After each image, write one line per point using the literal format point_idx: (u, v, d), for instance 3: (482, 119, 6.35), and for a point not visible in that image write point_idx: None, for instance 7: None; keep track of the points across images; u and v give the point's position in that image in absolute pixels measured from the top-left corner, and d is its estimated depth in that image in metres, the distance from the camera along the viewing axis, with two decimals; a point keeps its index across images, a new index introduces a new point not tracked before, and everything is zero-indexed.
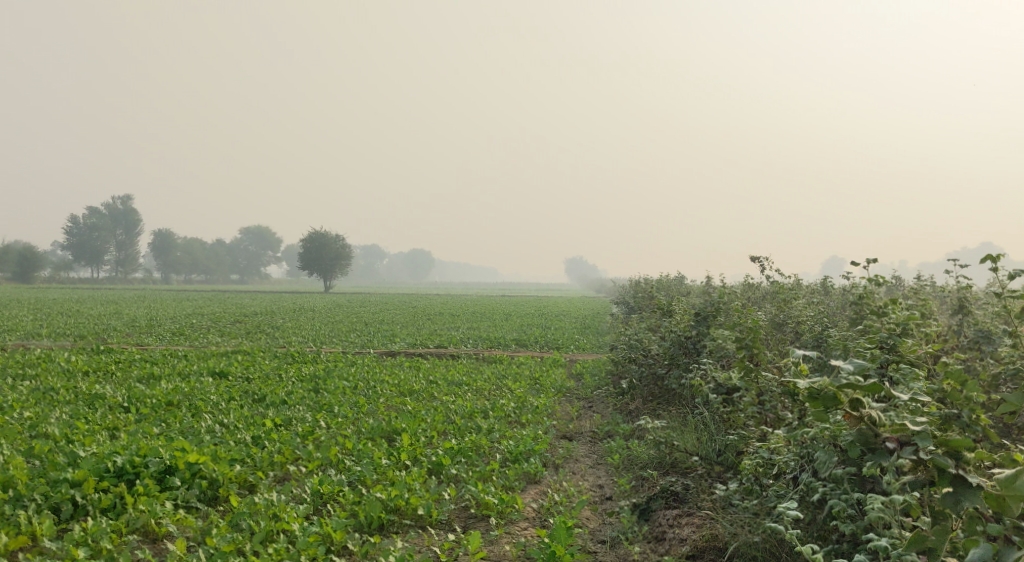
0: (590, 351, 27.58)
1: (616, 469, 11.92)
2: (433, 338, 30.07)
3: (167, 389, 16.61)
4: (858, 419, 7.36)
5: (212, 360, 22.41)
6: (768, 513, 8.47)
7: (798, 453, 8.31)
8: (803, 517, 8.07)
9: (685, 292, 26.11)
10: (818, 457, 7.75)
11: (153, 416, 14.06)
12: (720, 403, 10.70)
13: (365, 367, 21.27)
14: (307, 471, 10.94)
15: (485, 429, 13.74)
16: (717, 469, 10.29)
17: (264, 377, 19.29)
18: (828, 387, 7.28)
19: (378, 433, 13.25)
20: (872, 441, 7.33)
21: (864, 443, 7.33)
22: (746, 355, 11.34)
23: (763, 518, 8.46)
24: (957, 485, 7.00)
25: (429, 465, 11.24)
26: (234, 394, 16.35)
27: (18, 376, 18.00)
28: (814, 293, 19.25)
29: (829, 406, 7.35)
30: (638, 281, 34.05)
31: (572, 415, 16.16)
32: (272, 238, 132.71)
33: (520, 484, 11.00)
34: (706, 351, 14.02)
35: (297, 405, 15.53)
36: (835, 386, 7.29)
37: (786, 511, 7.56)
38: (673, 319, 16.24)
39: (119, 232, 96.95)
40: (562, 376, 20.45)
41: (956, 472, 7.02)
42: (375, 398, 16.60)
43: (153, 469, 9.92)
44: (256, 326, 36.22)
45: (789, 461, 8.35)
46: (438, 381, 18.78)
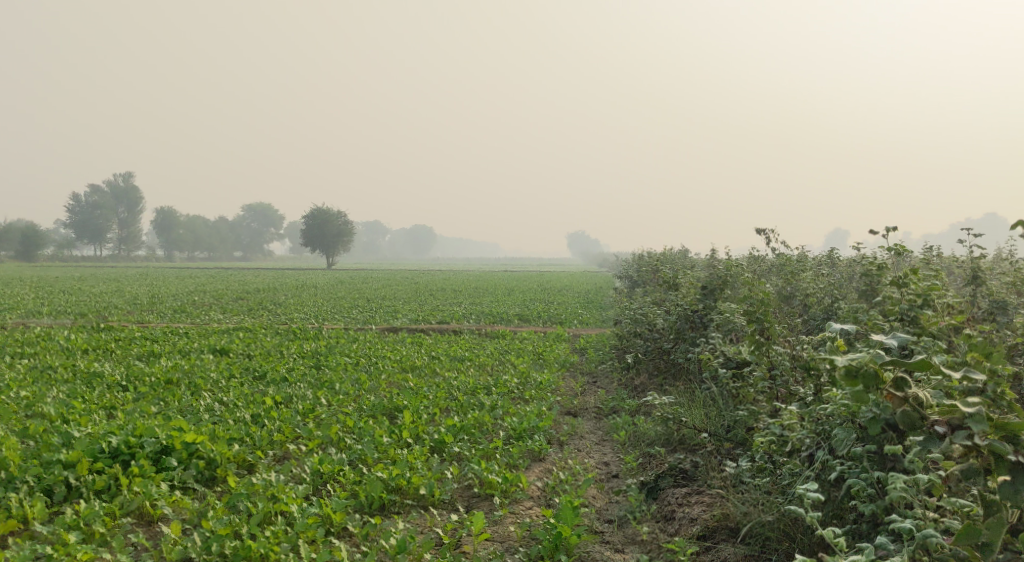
0: (594, 325, 27.37)
1: (623, 446, 11.68)
2: (435, 314, 29.87)
3: (167, 367, 16.38)
4: (903, 400, 7.09)
5: (213, 338, 22.20)
6: (781, 492, 8.27)
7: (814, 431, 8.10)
8: (819, 497, 7.85)
9: (689, 266, 25.83)
10: (836, 434, 7.58)
11: (151, 395, 13.81)
12: (729, 378, 10.45)
13: (366, 343, 21.05)
14: (307, 450, 10.69)
15: (488, 406, 13.49)
16: (727, 447, 10.01)
17: (265, 353, 19.07)
18: (870, 364, 7.00)
19: (380, 411, 13.03)
20: (919, 422, 7.04)
21: (910, 424, 7.03)
22: (757, 329, 11.01)
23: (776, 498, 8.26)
24: (1016, 474, 6.68)
25: (431, 443, 11.00)
26: (235, 372, 16.13)
27: (16, 354, 17.78)
28: (822, 264, 18.98)
29: (870, 385, 7.05)
30: (642, 255, 33.75)
31: (577, 390, 15.93)
32: (274, 214, 132.36)
33: (525, 462, 10.76)
34: (714, 325, 13.77)
35: (298, 382, 15.30)
36: (877, 363, 7.03)
37: (805, 494, 7.28)
38: (679, 293, 15.99)
39: (122, 210, 96.58)
40: (566, 350, 20.23)
41: (1016, 460, 6.69)
42: (376, 375, 16.37)
43: (149, 450, 9.67)
44: (257, 302, 36.03)
45: (804, 438, 8.07)
46: (441, 357, 18.57)
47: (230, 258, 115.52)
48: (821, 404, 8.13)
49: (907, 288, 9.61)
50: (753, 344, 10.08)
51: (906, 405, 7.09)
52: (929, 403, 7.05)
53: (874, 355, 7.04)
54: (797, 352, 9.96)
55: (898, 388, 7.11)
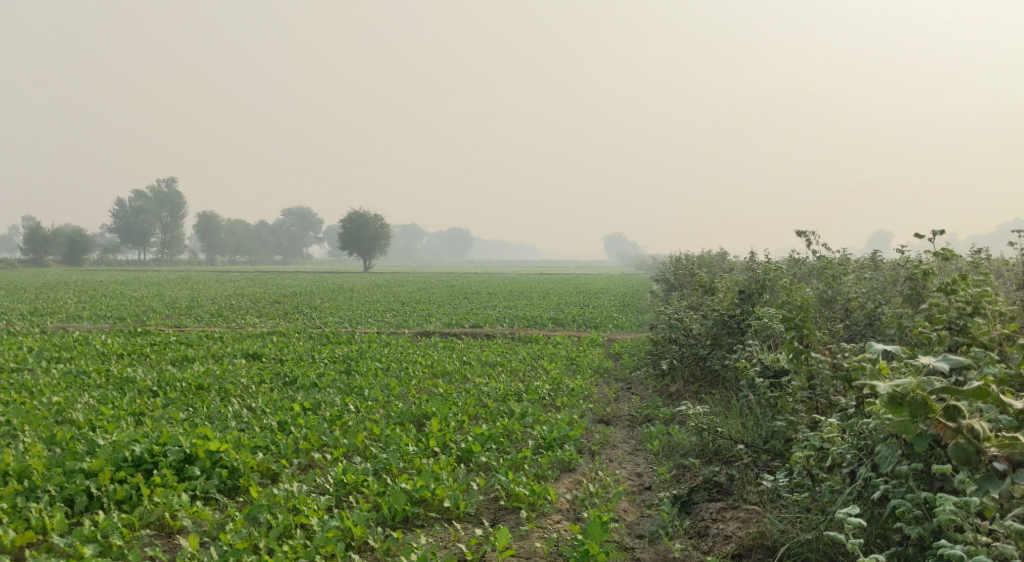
0: (629, 329, 27.02)
1: (656, 456, 11.35)
2: (469, 318, 29.67)
3: (198, 372, 16.30)
4: (955, 431, 6.87)
5: (247, 342, 22.15)
6: (822, 510, 7.90)
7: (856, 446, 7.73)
8: (863, 516, 7.49)
9: (726, 269, 25.34)
10: (879, 452, 7.16)
11: (182, 401, 13.56)
12: (766, 387, 10.08)
13: (399, 348, 20.91)
14: (333, 459, 10.48)
15: (518, 413, 13.22)
16: (764, 459, 9.69)
17: (297, 358, 18.96)
18: (918, 394, 6.87)
19: (408, 418, 12.81)
20: (974, 457, 6.82)
21: (965, 458, 6.83)
22: (795, 336, 10.59)
23: (817, 516, 7.89)
24: None
25: (458, 452, 10.76)
26: (266, 377, 16.03)
27: (52, 358, 17.85)
28: (863, 267, 18.48)
29: (918, 413, 6.91)
30: (679, 257, 33.32)
31: (610, 397, 15.63)
32: (313, 217, 133.28)
33: (554, 473, 10.49)
34: (751, 331, 13.39)
35: (327, 388, 15.14)
36: (925, 392, 6.88)
37: (847, 518, 6.89)
38: (716, 297, 15.60)
39: (166, 215, 97.79)
40: (599, 356, 19.89)
41: None
42: (407, 380, 16.19)
43: (172, 459, 9.52)
44: (293, 306, 36.15)
45: (845, 453, 7.69)
46: (473, 363, 18.33)
47: (269, 261, 116.48)
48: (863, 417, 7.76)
49: (955, 295, 9.21)
50: (790, 352, 9.71)
51: (960, 437, 6.86)
52: (984, 436, 6.81)
53: (920, 383, 6.91)
54: (837, 361, 9.59)
55: (950, 418, 6.90)
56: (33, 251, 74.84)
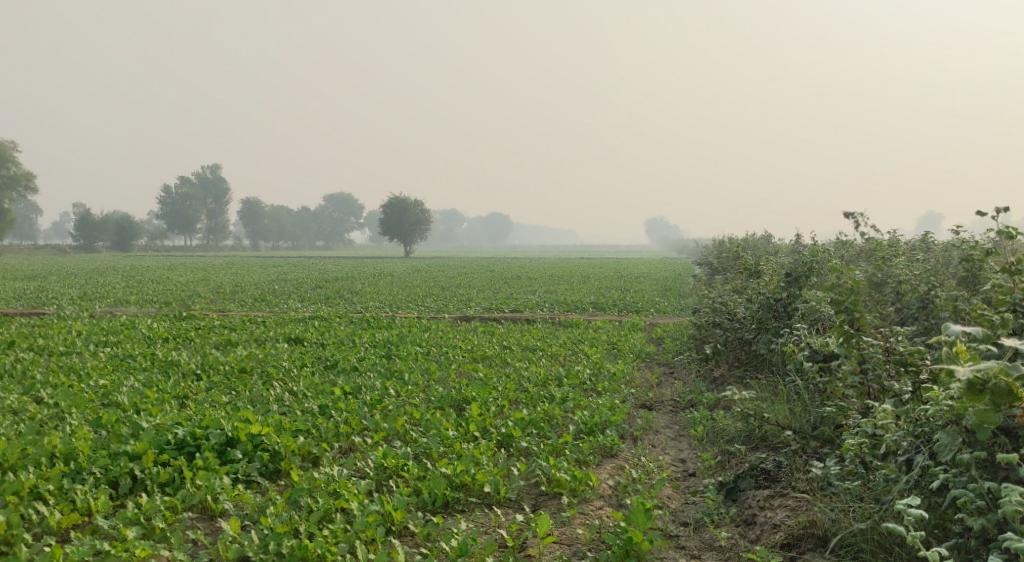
0: (671, 314, 26.69)
1: (700, 442, 11.12)
2: (510, 302, 29.54)
3: (241, 356, 16.35)
4: None
5: (289, 326, 22.23)
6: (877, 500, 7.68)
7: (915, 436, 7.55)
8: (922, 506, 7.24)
9: (770, 252, 24.88)
10: (939, 440, 7.03)
11: (224, 385, 13.34)
12: (816, 372, 9.83)
13: (439, 332, 20.84)
14: (373, 443, 10.38)
15: (559, 398, 13.06)
16: (813, 445, 9.44)
17: (339, 343, 18.97)
18: (1004, 380, 6.55)
19: (448, 403, 12.72)
20: None
21: None
22: (846, 319, 10.31)
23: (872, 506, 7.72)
24: None
25: (498, 437, 10.64)
26: (307, 361, 16.04)
27: (99, 342, 18.03)
28: (914, 249, 18.01)
29: (1000, 400, 6.62)
30: (722, 241, 32.85)
31: (652, 382, 15.41)
32: (354, 203, 134.00)
33: (596, 459, 10.31)
34: (797, 314, 13.11)
35: (368, 372, 15.10)
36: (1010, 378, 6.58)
37: (908, 510, 6.66)
38: (761, 280, 15.28)
39: (210, 201, 98.89)
40: (641, 340, 19.65)
41: None
42: (447, 365, 16.10)
43: (214, 441, 9.46)
44: (335, 291, 36.31)
45: (900, 440, 7.54)
46: (513, 347, 18.20)
47: (311, 247, 117.41)
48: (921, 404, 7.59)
49: (1017, 277, 8.89)
50: (841, 336, 9.45)
51: None
52: None
53: (1004, 369, 6.58)
54: (890, 345, 9.34)
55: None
56: (83, 237, 76.12)
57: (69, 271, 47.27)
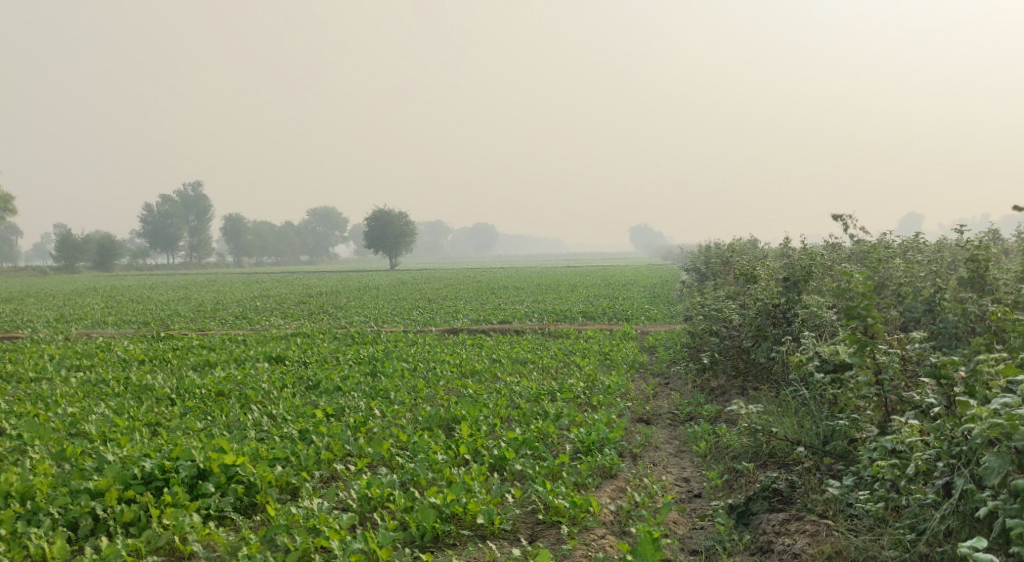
0: (661, 321, 26.13)
1: (704, 459, 10.54)
2: (498, 313, 28.85)
3: (219, 378, 15.58)
4: None
5: (270, 345, 21.45)
6: (914, 527, 7.38)
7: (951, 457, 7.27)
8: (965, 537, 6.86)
9: (761, 256, 24.36)
10: (987, 464, 6.72)
11: (199, 409, 12.64)
12: (827, 382, 9.33)
13: (426, 347, 20.16)
14: (356, 471, 9.72)
15: (553, 415, 12.43)
16: (827, 462, 8.95)
17: (322, 361, 18.24)
18: None
19: (436, 423, 12.08)
20: None
21: None
22: (859, 326, 9.75)
23: (907, 534, 7.39)
24: None
25: (491, 460, 10.01)
26: (288, 382, 15.29)
27: (71, 367, 17.18)
28: (909, 249, 17.57)
29: None
30: (710, 245, 32.35)
31: (648, 394, 14.81)
32: (338, 216, 133.03)
33: (595, 481, 9.72)
34: (799, 320, 12.63)
35: (352, 392, 14.41)
36: None
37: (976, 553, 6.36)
38: (757, 285, 14.74)
39: (192, 217, 97.59)
40: (634, 350, 19.05)
41: None
42: (434, 381, 15.43)
43: (184, 474, 8.72)
44: (319, 306, 35.48)
45: (934, 464, 7.28)
46: (503, 361, 17.55)
47: (295, 261, 116.39)
48: (953, 422, 7.32)
49: None
50: (854, 345, 9.06)
51: None
52: None
53: None
54: (906, 354, 8.96)
55: None
56: (66, 257, 74.86)
57: (47, 292, 46.26)
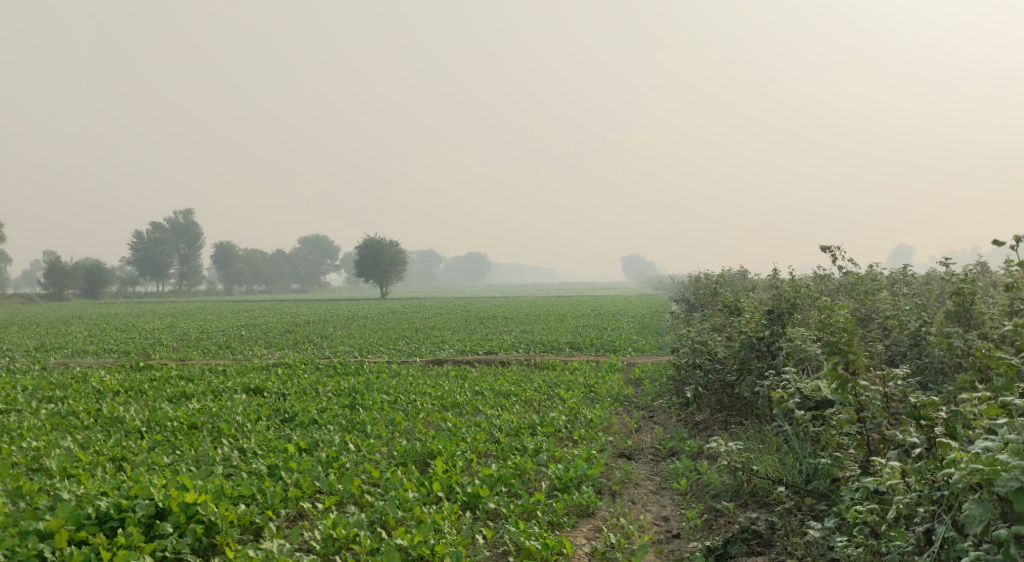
0: (649, 353, 25.88)
1: (684, 497, 10.25)
2: (484, 344, 28.55)
3: (192, 411, 15.20)
4: None
5: (250, 376, 21.06)
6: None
7: (932, 502, 7.11)
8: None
9: (749, 287, 24.18)
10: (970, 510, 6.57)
11: (169, 443, 12.32)
12: (808, 419, 9.08)
13: (408, 378, 19.83)
14: (324, 509, 9.42)
15: (532, 450, 12.12)
16: (808, 503, 8.70)
17: (301, 392, 17.88)
18: None
19: (411, 458, 11.76)
20: None
21: None
22: (840, 361, 9.45)
23: None
24: None
25: (464, 498, 9.71)
26: (263, 414, 14.94)
27: (43, 398, 16.77)
28: (895, 281, 17.44)
29: None
30: (698, 276, 32.18)
31: (631, 428, 14.51)
32: (329, 244, 132.72)
33: (570, 520, 9.45)
34: (783, 354, 12.50)
35: (328, 425, 14.06)
36: None
37: None
38: (742, 317, 14.50)
39: (182, 245, 97.22)
40: (619, 382, 18.74)
41: None
42: (413, 414, 15.11)
43: (141, 514, 8.42)
44: (305, 336, 35.11)
45: (915, 508, 7.14)
46: (485, 393, 17.22)
47: (285, 290, 115.87)
48: (935, 465, 7.19)
49: None
50: (836, 381, 8.76)
51: None
52: None
53: None
54: (888, 391, 8.76)
55: None
56: (54, 285, 74.33)
57: (30, 319, 45.74)
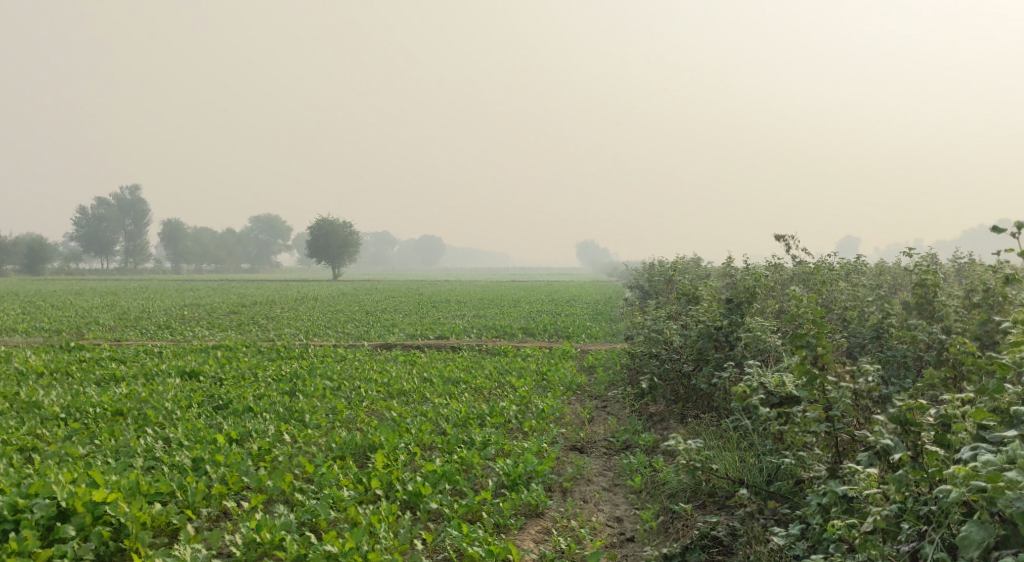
0: (603, 340, 25.36)
1: (639, 496, 9.68)
2: (435, 328, 27.79)
3: (119, 395, 14.25)
4: None
5: (187, 358, 20.06)
6: None
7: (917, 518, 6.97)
8: None
9: (704, 275, 23.73)
10: (971, 534, 6.37)
11: (88, 432, 11.43)
12: (773, 416, 8.56)
13: (353, 363, 19.01)
14: (250, 508, 8.69)
15: (479, 443, 11.43)
16: (771, 507, 8.23)
17: (239, 377, 16.98)
18: None
19: (350, 451, 11.02)
20: None
21: None
22: (808, 356, 8.90)
23: None
24: None
25: (404, 496, 9.04)
26: (195, 401, 14.03)
27: None
28: (851, 271, 17.13)
29: None
30: (653, 263, 31.70)
31: (584, 419, 13.91)
32: (280, 223, 130.43)
33: (518, 522, 8.84)
34: (741, 345, 12.04)
35: (264, 414, 13.23)
36: None
37: None
38: (699, 306, 13.98)
39: (128, 222, 94.62)
40: (572, 370, 18.11)
41: None
42: (356, 403, 14.35)
43: (39, 515, 7.69)
44: (249, 317, 33.94)
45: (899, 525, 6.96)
46: (433, 380, 16.50)
47: (235, 269, 113.56)
48: (917, 474, 7.00)
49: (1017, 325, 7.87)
50: (804, 377, 8.36)
51: None
52: None
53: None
54: (858, 388, 8.27)
55: None
56: None
57: None
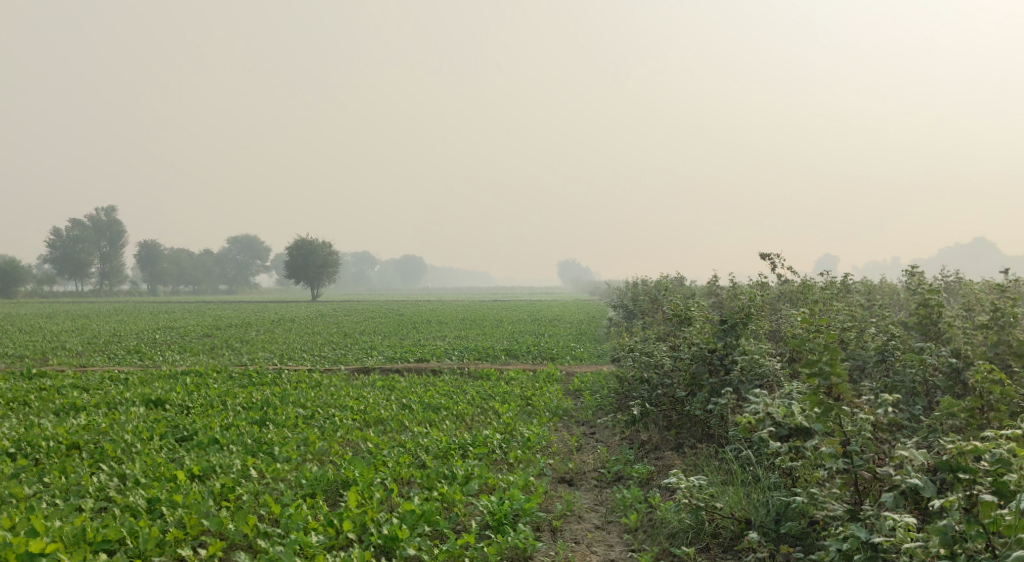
0: (588, 362, 24.61)
1: (635, 536, 8.95)
2: (415, 351, 26.91)
3: (77, 426, 13.32)
4: None
5: (154, 385, 19.06)
6: None
7: None
8: None
9: (691, 295, 23.09)
10: None
11: (39, 468, 10.59)
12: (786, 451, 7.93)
13: (330, 389, 18.17)
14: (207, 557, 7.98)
15: (461, 477, 10.59)
16: (784, 550, 7.67)
17: (208, 405, 16.07)
18: None
19: (321, 488, 10.20)
20: None
21: None
22: (822, 386, 8.26)
23: None
24: None
25: (380, 541, 8.29)
26: (158, 433, 13.14)
27: None
28: (844, 287, 16.53)
29: None
30: (637, 281, 30.96)
31: (572, 447, 13.17)
32: (259, 244, 129.04)
33: None
34: (736, 369, 11.34)
35: (231, 447, 12.37)
36: None
37: None
38: (692, 327, 13.32)
39: (104, 244, 93.24)
40: (558, 394, 17.34)
41: None
42: (330, 432, 13.54)
43: None
44: (223, 341, 32.87)
45: None
46: (413, 406, 15.68)
47: (213, 291, 112.05)
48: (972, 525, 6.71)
49: None
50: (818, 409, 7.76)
51: None
52: None
53: None
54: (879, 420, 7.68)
55: None
56: None
57: None
